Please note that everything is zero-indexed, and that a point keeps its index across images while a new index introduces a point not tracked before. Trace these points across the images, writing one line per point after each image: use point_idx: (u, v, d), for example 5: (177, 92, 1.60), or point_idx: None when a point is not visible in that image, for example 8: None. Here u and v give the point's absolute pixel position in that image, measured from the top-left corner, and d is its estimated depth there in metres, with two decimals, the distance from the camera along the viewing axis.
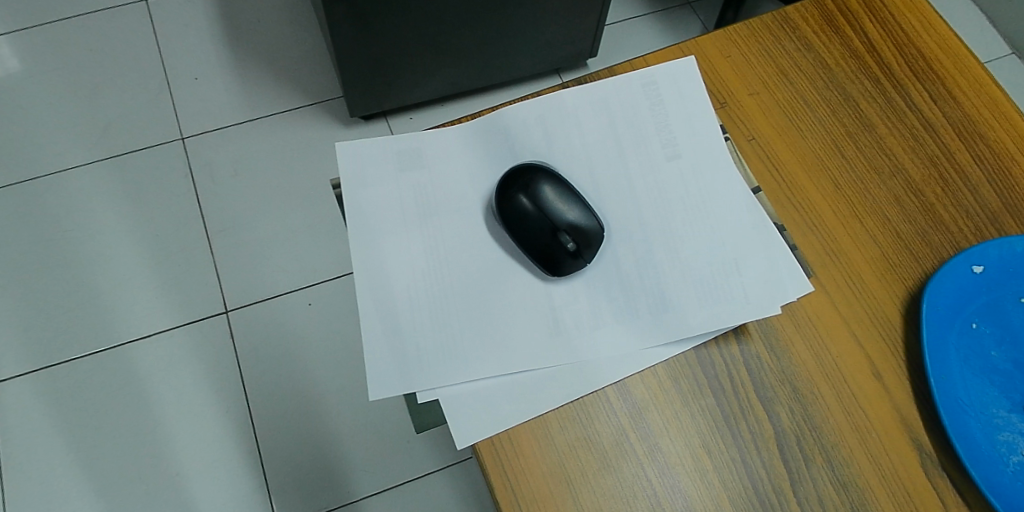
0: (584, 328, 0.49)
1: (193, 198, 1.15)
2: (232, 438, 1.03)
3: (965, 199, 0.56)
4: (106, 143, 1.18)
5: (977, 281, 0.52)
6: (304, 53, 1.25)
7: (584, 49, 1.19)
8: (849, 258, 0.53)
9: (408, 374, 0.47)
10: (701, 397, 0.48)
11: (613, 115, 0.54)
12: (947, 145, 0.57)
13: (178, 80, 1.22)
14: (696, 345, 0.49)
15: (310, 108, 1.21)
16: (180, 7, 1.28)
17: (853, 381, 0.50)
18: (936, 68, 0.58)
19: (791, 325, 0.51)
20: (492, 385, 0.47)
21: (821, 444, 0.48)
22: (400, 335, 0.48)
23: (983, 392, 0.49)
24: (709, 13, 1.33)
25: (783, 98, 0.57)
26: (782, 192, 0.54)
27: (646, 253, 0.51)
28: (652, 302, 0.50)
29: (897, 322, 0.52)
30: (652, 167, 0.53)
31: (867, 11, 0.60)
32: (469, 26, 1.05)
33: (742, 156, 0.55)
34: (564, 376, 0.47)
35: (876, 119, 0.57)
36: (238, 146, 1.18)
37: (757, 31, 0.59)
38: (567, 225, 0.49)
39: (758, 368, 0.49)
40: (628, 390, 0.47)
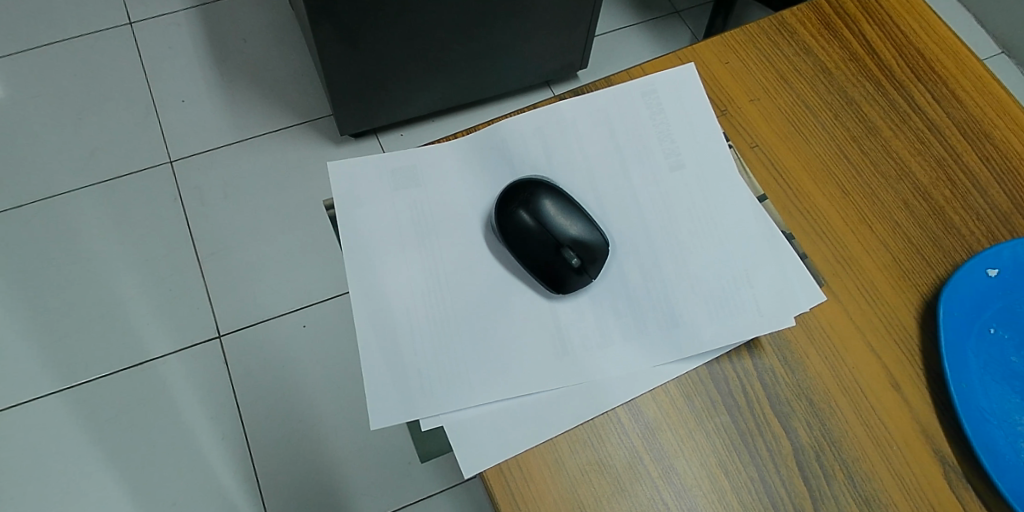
0: (592, 347, 0.47)
1: (182, 222, 1.13)
2: (230, 466, 1.00)
3: (974, 200, 0.54)
4: (93, 169, 1.15)
5: (992, 285, 0.50)
6: (292, 71, 1.24)
7: (573, 61, 1.18)
8: (861, 266, 0.52)
9: (410, 400, 0.45)
10: (716, 414, 0.46)
11: (614, 127, 0.52)
12: (954, 146, 0.56)
13: (166, 102, 1.21)
14: (708, 361, 0.47)
15: (299, 126, 1.20)
16: (165, 29, 1.26)
17: (871, 393, 0.48)
18: (937, 69, 0.57)
19: (804, 337, 0.49)
20: (498, 408, 0.45)
21: (841, 459, 0.46)
22: (400, 360, 0.46)
23: (1005, 399, 0.47)
24: (698, 21, 1.32)
25: (784, 103, 0.56)
26: (788, 199, 0.53)
27: (653, 266, 0.49)
28: (662, 316, 0.48)
29: (913, 330, 0.50)
30: (655, 179, 0.51)
31: (864, 13, 0.59)
32: (456, 40, 1.03)
33: (746, 164, 0.53)
34: (573, 397, 0.45)
35: (879, 122, 0.56)
36: (228, 168, 1.16)
37: (754, 36, 0.58)
38: (570, 241, 0.47)
39: (773, 383, 0.47)
40: (640, 410, 0.45)
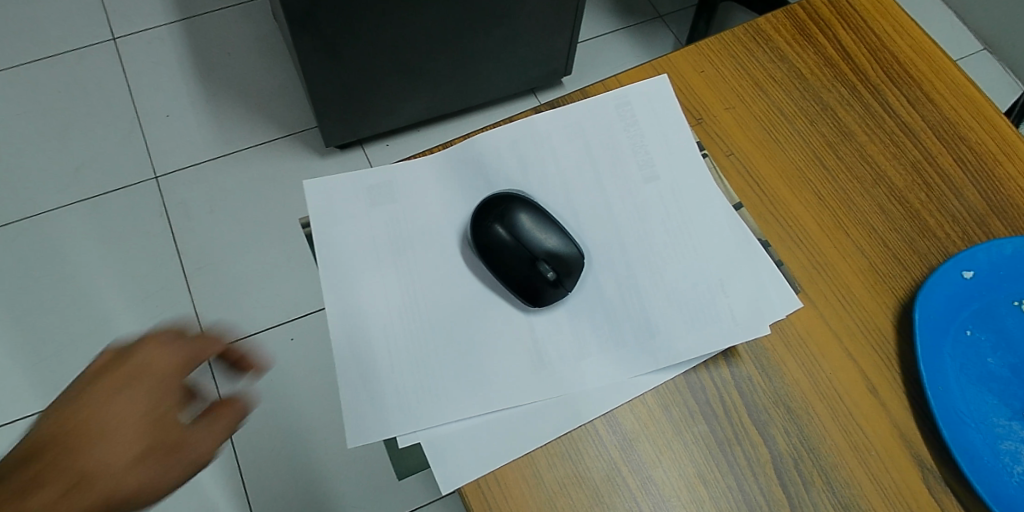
0: (569, 360, 0.47)
1: (169, 237, 1.13)
2: (218, 481, 0.99)
3: (950, 203, 0.55)
4: (78, 186, 1.15)
5: (968, 287, 0.51)
6: (277, 84, 1.24)
7: (558, 68, 1.18)
8: (838, 272, 0.52)
9: (387, 417, 0.45)
10: (694, 424, 0.46)
11: (588, 140, 0.52)
12: (928, 149, 0.56)
13: (151, 117, 1.20)
14: (685, 371, 0.47)
15: (285, 139, 1.20)
16: (149, 44, 1.26)
17: (849, 399, 0.48)
18: (912, 72, 0.58)
19: (782, 344, 0.49)
20: (475, 423, 0.45)
21: (819, 466, 0.47)
22: (376, 378, 0.45)
23: (981, 401, 0.48)
24: (682, 25, 1.32)
25: (759, 110, 0.56)
26: (765, 206, 0.53)
27: (630, 277, 0.49)
28: (639, 328, 0.48)
29: (890, 335, 0.50)
30: (630, 190, 0.51)
31: (839, 18, 0.59)
32: (439, 51, 1.04)
33: (722, 173, 0.54)
34: (551, 411, 0.45)
35: (855, 127, 0.56)
36: (213, 182, 1.16)
37: (728, 44, 0.58)
38: (545, 253, 0.48)
39: (750, 391, 0.48)
40: (617, 421, 0.46)
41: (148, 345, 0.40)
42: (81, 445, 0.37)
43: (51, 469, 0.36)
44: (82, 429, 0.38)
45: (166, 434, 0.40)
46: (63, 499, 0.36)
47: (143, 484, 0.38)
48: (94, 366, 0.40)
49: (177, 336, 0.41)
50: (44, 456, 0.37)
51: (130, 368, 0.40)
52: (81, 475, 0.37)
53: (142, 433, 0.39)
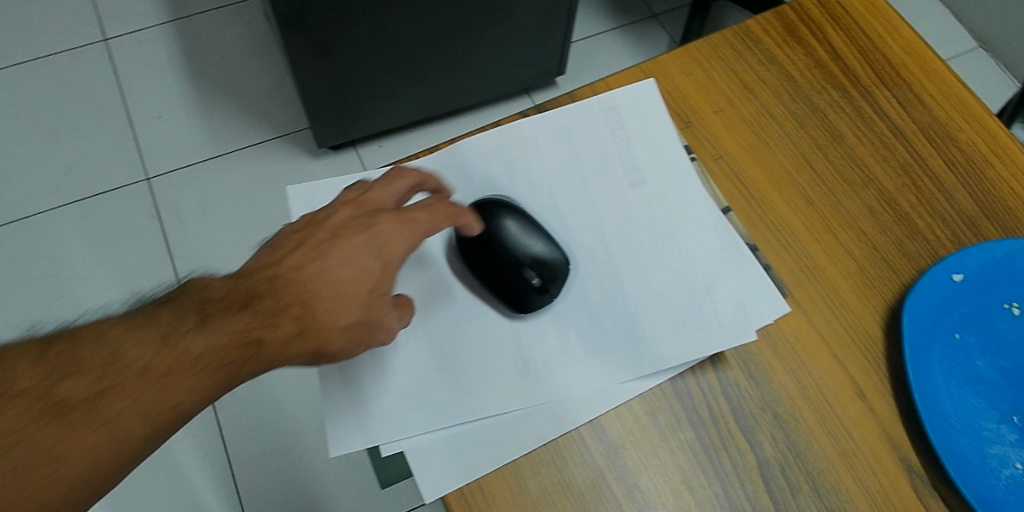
0: (554, 367, 0.46)
1: (161, 239, 1.12)
2: (210, 483, 0.98)
3: (941, 205, 0.54)
4: (69, 188, 1.15)
5: (957, 291, 0.50)
6: (269, 85, 1.24)
7: (552, 68, 1.18)
8: (826, 276, 0.52)
9: (370, 425, 0.44)
10: (680, 430, 0.46)
11: (575, 144, 0.52)
12: (919, 151, 0.56)
13: (143, 118, 1.20)
14: (671, 377, 0.47)
15: (278, 139, 1.19)
16: (140, 45, 1.26)
17: (837, 404, 0.48)
18: (903, 73, 0.57)
19: (769, 349, 0.49)
20: (460, 430, 0.45)
21: (807, 472, 0.46)
22: (360, 385, 0.45)
23: (970, 405, 0.48)
24: (676, 24, 1.32)
25: (748, 113, 0.56)
26: (753, 210, 0.53)
27: (615, 283, 0.49)
28: (624, 334, 0.48)
29: (879, 339, 0.50)
30: (616, 195, 0.51)
31: (830, 20, 0.59)
32: (431, 52, 1.03)
33: (710, 177, 0.53)
34: (536, 418, 0.45)
35: (845, 129, 0.56)
36: (206, 183, 1.16)
37: (717, 47, 0.58)
38: (531, 259, 0.47)
39: (737, 397, 0.48)
40: (602, 428, 0.45)
41: (393, 214, 0.46)
42: (316, 293, 0.43)
43: (293, 309, 0.43)
44: (322, 273, 0.44)
45: (374, 304, 0.44)
46: (297, 339, 0.42)
47: (346, 344, 0.44)
48: (346, 212, 0.46)
49: (419, 203, 0.46)
50: (288, 295, 0.43)
51: (367, 233, 0.45)
52: (310, 320, 0.43)
53: (365, 296, 0.44)
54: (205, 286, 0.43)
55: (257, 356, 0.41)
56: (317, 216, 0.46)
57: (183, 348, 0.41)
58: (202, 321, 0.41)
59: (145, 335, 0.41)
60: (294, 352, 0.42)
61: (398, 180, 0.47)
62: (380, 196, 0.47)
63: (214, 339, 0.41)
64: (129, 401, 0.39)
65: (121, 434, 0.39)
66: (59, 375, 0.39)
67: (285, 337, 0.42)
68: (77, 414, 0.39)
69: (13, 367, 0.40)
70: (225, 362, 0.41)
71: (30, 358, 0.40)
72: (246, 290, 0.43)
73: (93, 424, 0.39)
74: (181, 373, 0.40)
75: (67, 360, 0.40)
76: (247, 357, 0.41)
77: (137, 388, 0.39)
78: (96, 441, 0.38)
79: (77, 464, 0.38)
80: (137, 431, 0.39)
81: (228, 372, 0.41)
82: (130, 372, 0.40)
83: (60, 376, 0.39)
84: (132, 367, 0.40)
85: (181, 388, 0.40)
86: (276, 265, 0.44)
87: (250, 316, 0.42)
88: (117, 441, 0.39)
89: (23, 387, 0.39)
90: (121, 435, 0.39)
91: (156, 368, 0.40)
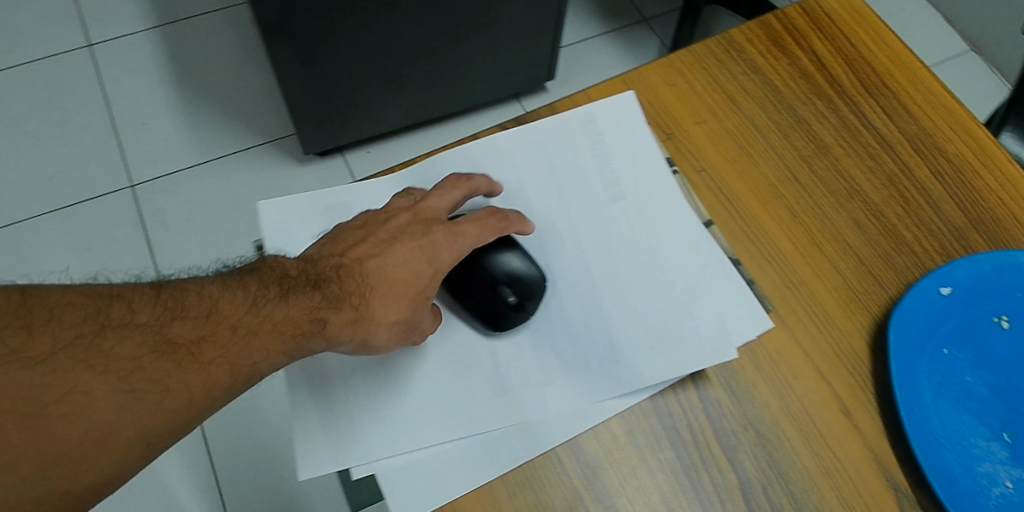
0: (530, 385, 0.46)
1: (145, 246, 1.10)
2: (195, 494, 0.97)
3: (929, 217, 0.53)
4: (52, 195, 1.13)
5: (944, 304, 0.49)
6: (255, 90, 1.23)
7: (541, 73, 1.17)
8: (811, 290, 0.51)
9: (340, 447, 0.43)
10: (660, 450, 0.45)
11: (553, 158, 0.52)
12: (906, 162, 0.54)
13: (127, 124, 1.19)
14: (651, 395, 0.46)
15: (264, 146, 1.18)
16: (125, 50, 1.24)
17: (821, 421, 0.47)
18: (889, 83, 0.56)
19: (752, 366, 0.48)
20: (435, 451, 0.44)
21: (790, 491, 0.45)
22: (331, 406, 0.44)
23: (958, 421, 0.47)
24: (666, 29, 1.31)
25: (731, 124, 0.55)
26: (736, 223, 0.52)
27: (594, 299, 0.48)
28: (603, 351, 0.47)
29: (864, 354, 0.49)
30: (595, 210, 0.50)
31: (815, 29, 0.58)
32: (419, 57, 1.02)
33: (692, 190, 0.52)
34: (511, 438, 0.44)
35: (830, 140, 0.55)
36: (191, 190, 1.15)
37: (701, 57, 0.57)
38: (506, 276, 0.46)
39: (718, 415, 0.47)
40: (580, 448, 0.44)
41: (445, 225, 0.46)
42: (373, 287, 0.44)
43: (354, 299, 0.44)
44: (380, 270, 0.45)
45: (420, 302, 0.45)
46: (351, 327, 0.43)
47: (391, 339, 0.44)
48: (405, 216, 0.47)
49: (469, 216, 0.47)
50: (352, 284, 0.44)
51: (424, 239, 0.46)
52: (366, 311, 0.44)
53: (413, 297, 0.45)
54: (277, 262, 0.44)
55: (323, 335, 0.42)
56: (376, 216, 0.47)
57: (268, 313, 0.41)
58: (285, 291, 0.42)
59: (240, 293, 0.42)
60: (343, 339, 0.43)
61: (454, 189, 0.48)
62: (435, 205, 0.47)
63: (294, 310, 0.42)
64: (221, 351, 0.40)
65: (212, 381, 0.39)
66: (168, 316, 0.40)
67: (344, 323, 0.43)
68: (183, 354, 0.39)
69: (129, 299, 0.40)
70: (297, 332, 0.42)
71: (144, 293, 0.41)
72: (318, 273, 0.44)
73: (191, 366, 0.39)
74: (262, 335, 0.41)
75: (176, 302, 0.40)
76: (314, 334, 0.42)
77: (229, 340, 0.40)
78: (192, 382, 0.39)
79: (175, 401, 0.38)
80: (223, 379, 0.39)
81: (297, 342, 0.41)
82: (226, 323, 0.40)
83: (170, 316, 0.40)
84: (226, 320, 0.41)
85: (259, 347, 0.40)
86: (339, 254, 0.45)
87: (319, 297, 0.43)
88: (210, 387, 0.39)
89: (138, 320, 0.39)
90: (214, 382, 0.39)
91: (244, 326, 0.41)
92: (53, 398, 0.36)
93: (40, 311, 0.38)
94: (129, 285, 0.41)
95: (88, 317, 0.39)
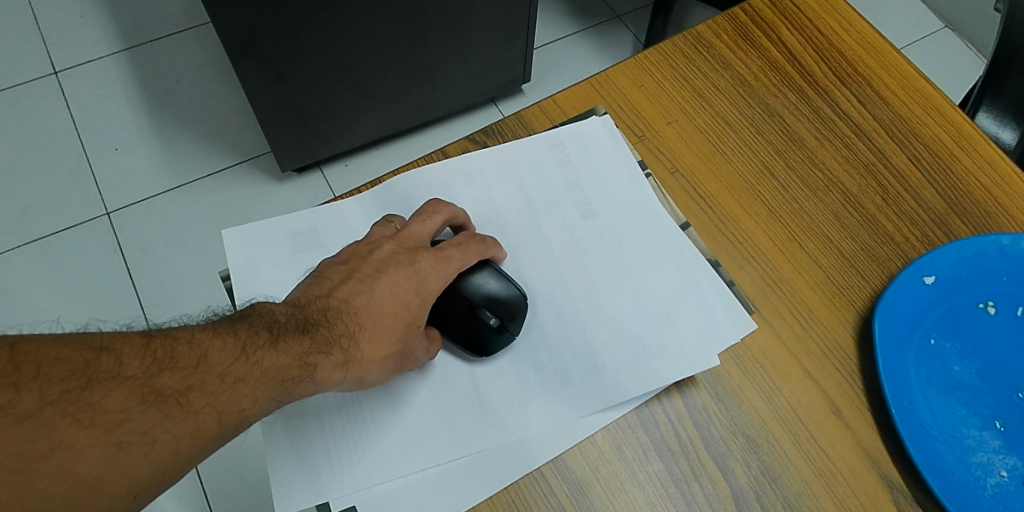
0: (511, 405, 0.45)
1: (124, 273, 1.09)
2: None
3: (908, 205, 0.52)
4: (27, 227, 1.11)
5: (930, 293, 0.48)
6: (228, 110, 1.21)
7: (516, 76, 1.16)
8: (794, 288, 0.50)
9: (319, 480, 0.42)
10: (648, 462, 0.44)
11: (522, 178, 0.51)
12: (882, 150, 0.54)
13: (99, 151, 1.17)
14: (636, 406, 0.45)
15: (240, 166, 1.17)
16: (94, 76, 1.22)
17: (812, 423, 0.46)
18: (861, 70, 0.55)
19: (737, 370, 0.47)
20: (416, 479, 0.43)
21: (784, 497, 0.44)
22: (307, 439, 0.43)
23: (950, 412, 0.46)
24: (639, 24, 1.30)
25: (704, 123, 0.54)
26: (713, 224, 0.51)
27: (573, 313, 0.48)
28: (584, 366, 0.46)
29: (851, 351, 0.48)
30: (568, 224, 0.50)
31: (783, 20, 0.57)
32: (391, 67, 1.01)
33: (667, 193, 0.51)
34: (495, 461, 0.43)
35: (804, 132, 0.54)
36: (168, 214, 1.13)
37: (669, 55, 0.56)
38: (485, 299, 0.45)
39: (706, 422, 0.46)
40: (566, 466, 0.43)
41: (431, 254, 0.45)
42: (363, 326, 0.43)
43: (344, 341, 0.42)
44: (367, 306, 0.43)
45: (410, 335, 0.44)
46: (343, 369, 0.41)
47: (383, 374, 0.43)
48: (389, 247, 0.45)
49: (452, 241, 0.46)
50: (340, 324, 0.43)
51: (410, 269, 0.44)
52: (356, 350, 0.42)
53: (403, 329, 0.43)
54: (263, 308, 0.42)
55: (313, 380, 0.41)
56: (360, 249, 0.45)
57: (258, 360, 0.40)
58: (275, 336, 0.41)
59: (230, 339, 0.40)
60: (337, 381, 0.42)
61: (435, 216, 0.47)
62: (417, 233, 0.46)
63: (283, 356, 0.40)
64: (211, 399, 0.38)
65: (202, 430, 0.37)
66: (156, 367, 0.38)
67: (334, 366, 0.41)
68: (171, 405, 0.37)
69: (116, 349, 0.38)
70: (287, 379, 0.40)
71: (132, 343, 0.38)
72: (307, 316, 0.42)
73: (180, 416, 0.37)
74: (252, 381, 0.39)
75: (165, 351, 0.38)
76: (305, 379, 0.41)
77: (219, 388, 0.38)
78: (181, 432, 0.37)
79: (163, 453, 0.36)
80: (213, 429, 0.38)
81: (287, 387, 0.40)
82: (216, 371, 0.38)
83: (158, 366, 0.38)
84: (216, 368, 0.39)
85: (249, 395, 0.39)
86: (324, 295, 0.43)
87: (309, 342, 0.41)
88: (199, 437, 0.37)
89: (126, 371, 0.37)
90: (204, 431, 0.37)
91: (234, 373, 0.39)
92: (34, 453, 0.34)
93: (20, 363, 0.35)
94: (115, 334, 0.38)
95: (73, 370, 0.36)
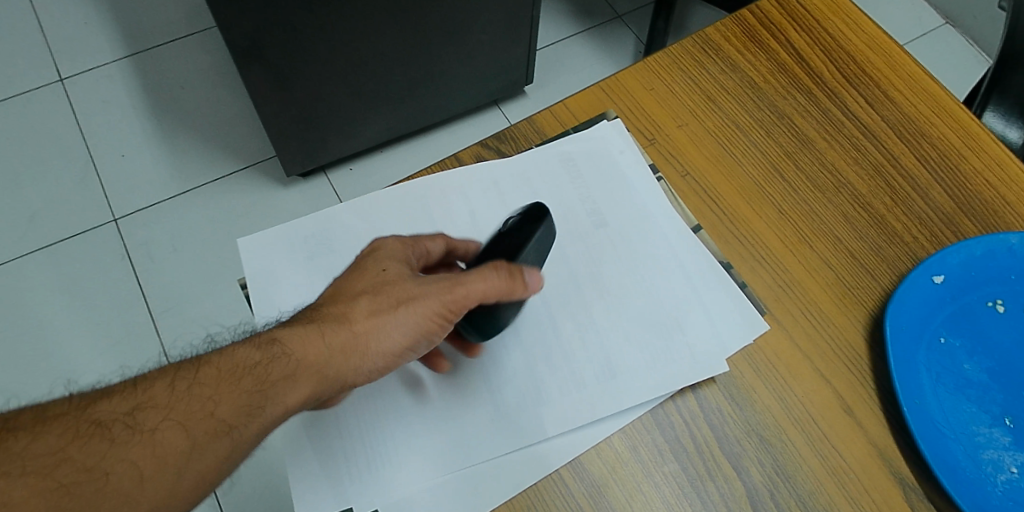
0: (527, 406, 0.45)
1: (132, 280, 1.09)
2: None
3: (917, 205, 0.53)
4: (35, 234, 1.11)
5: (939, 292, 0.49)
6: (232, 115, 1.22)
7: (519, 77, 1.16)
8: (805, 288, 0.50)
9: (341, 485, 0.43)
10: (663, 463, 0.45)
11: (536, 187, 0.51)
12: (890, 149, 0.54)
13: (105, 157, 1.17)
14: (650, 408, 0.46)
15: (244, 171, 1.17)
16: (98, 82, 1.23)
17: (823, 422, 0.46)
18: (869, 71, 0.56)
19: (750, 371, 0.47)
20: (437, 483, 0.43)
21: (798, 496, 0.45)
22: (328, 443, 0.44)
23: (961, 410, 0.46)
24: (641, 24, 1.31)
25: (713, 125, 0.54)
26: (724, 226, 0.52)
27: (587, 317, 0.48)
28: (598, 369, 0.46)
29: (863, 350, 0.49)
30: (581, 236, 0.51)
31: (790, 21, 0.57)
32: (394, 71, 1.02)
33: (678, 196, 0.52)
34: (513, 465, 0.44)
35: (813, 133, 0.54)
36: (175, 220, 1.13)
37: (678, 58, 0.56)
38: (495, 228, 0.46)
39: (720, 423, 0.46)
40: (583, 468, 0.44)
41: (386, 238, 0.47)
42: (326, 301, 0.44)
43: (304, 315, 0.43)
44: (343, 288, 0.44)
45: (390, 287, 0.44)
46: (317, 331, 0.42)
47: (371, 326, 0.43)
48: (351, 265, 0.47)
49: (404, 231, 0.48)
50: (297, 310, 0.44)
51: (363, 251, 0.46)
52: (325, 316, 0.43)
53: (372, 284, 0.44)
54: None
55: (285, 350, 0.41)
56: None
57: (207, 361, 0.41)
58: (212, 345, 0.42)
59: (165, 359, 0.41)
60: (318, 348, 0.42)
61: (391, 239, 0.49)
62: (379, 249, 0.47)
63: (233, 352, 0.41)
64: (164, 412, 0.39)
65: (161, 446, 0.38)
66: (91, 402, 0.39)
67: (305, 335, 0.42)
68: (118, 429, 0.38)
69: (42, 404, 0.39)
70: (251, 365, 0.41)
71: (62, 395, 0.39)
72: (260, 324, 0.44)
73: (130, 438, 0.38)
74: (209, 384, 0.40)
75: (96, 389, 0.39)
76: (279, 356, 0.41)
77: (170, 398, 0.39)
78: (137, 455, 0.37)
79: (122, 479, 0.37)
80: (178, 439, 0.38)
81: (259, 377, 0.40)
82: (161, 385, 0.39)
83: (90, 401, 0.39)
84: (157, 384, 0.40)
85: (204, 396, 0.39)
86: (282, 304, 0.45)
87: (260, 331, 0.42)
88: (161, 453, 0.38)
89: (56, 414, 0.38)
90: (165, 446, 0.38)
91: (183, 380, 0.40)
92: None
93: None
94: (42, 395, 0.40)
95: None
